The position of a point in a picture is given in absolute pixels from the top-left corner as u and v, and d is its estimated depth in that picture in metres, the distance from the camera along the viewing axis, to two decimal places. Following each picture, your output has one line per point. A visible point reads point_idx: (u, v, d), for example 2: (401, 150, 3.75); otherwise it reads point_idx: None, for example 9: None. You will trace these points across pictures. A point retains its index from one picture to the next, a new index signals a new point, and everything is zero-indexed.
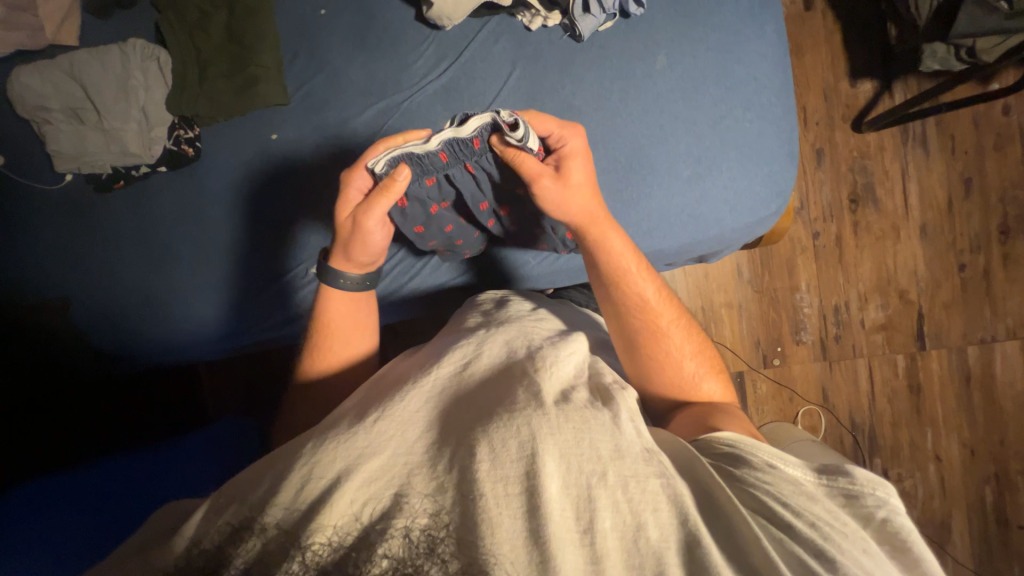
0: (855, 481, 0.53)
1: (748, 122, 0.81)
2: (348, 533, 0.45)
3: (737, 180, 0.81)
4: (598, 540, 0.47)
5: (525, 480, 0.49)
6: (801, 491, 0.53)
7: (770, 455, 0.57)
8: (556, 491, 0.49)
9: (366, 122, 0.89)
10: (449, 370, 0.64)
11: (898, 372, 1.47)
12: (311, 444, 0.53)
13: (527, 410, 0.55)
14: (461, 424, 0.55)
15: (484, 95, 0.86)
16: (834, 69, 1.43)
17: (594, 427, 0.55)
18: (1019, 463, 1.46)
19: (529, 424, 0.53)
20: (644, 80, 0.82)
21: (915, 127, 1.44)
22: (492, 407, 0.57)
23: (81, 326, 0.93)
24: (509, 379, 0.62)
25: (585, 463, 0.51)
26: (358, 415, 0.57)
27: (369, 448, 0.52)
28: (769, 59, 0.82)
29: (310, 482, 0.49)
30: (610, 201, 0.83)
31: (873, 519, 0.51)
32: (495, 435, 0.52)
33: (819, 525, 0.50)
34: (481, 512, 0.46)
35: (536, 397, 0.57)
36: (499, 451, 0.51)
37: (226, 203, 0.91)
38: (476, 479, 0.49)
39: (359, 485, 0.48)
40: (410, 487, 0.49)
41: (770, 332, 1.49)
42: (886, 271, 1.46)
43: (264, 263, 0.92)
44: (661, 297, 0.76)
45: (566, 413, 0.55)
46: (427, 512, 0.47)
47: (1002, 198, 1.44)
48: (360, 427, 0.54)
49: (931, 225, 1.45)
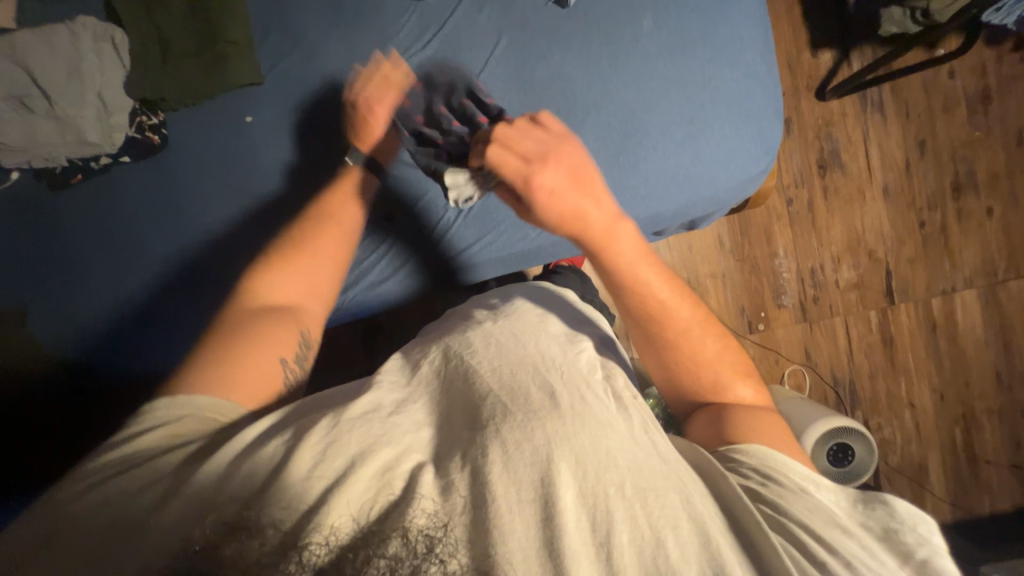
0: (895, 514, 0.50)
1: (736, 82, 0.83)
2: (346, 534, 0.43)
3: (729, 140, 0.83)
4: (614, 556, 0.44)
5: (538, 486, 0.46)
6: (837, 526, 0.48)
7: (803, 478, 0.53)
8: (571, 501, 0.46)
9: (349, 100, 0.85)
10: (457, 359, 0.59)
11: (872, 327, 1.55)
12: (323, 421, 0.51)
13: (543, 412, 0.51)
14: (472, 423, 0.51)
15: (472, 66, 0.84)
16: (797, 41, 1.48)
17: (610, 433, 0.51)
18: (983, 402, 1.56)
19: (545, 428, 0.49)
20: (632, 44, 0.82)
21: (873, 94, 1.52)
22: (503, 403, 0.52)
23: (41, 335, 0.84)
24: (521, 374, 0.55)
25: (602, 470, 0.48)
26: (373, 403, 0.53)
27: (386, 439, 0.49)
28: (751, 19, 0.83)
29: (314, 470, 0.46)
30: (607, 167, 0.83)
31: (914, 558, 0.47)
32: (507, 436, 0.49)
33: (851, 561, 0.46)
34: (493, 519, 0.45)
35: (552, 398, 0.52)
36: (512, 454, 0.48)
37: (201, 193, 0.85)
38: (488, 482, 0.46)
39: (370, 478, 0.46)
40: (415, 493, 0.46)
41: (753, 298, 1.54)
42: (855, 232, 1.54)
43: (246, 255, 0.86)
44: (697, 317, 0.69)
45: (581, 415, 0.51)
46: (434, 514, 0.45)
47: (953, 157, 1.53)
48: (374, 415, 0.51)
49: (893, 186, 1.53)
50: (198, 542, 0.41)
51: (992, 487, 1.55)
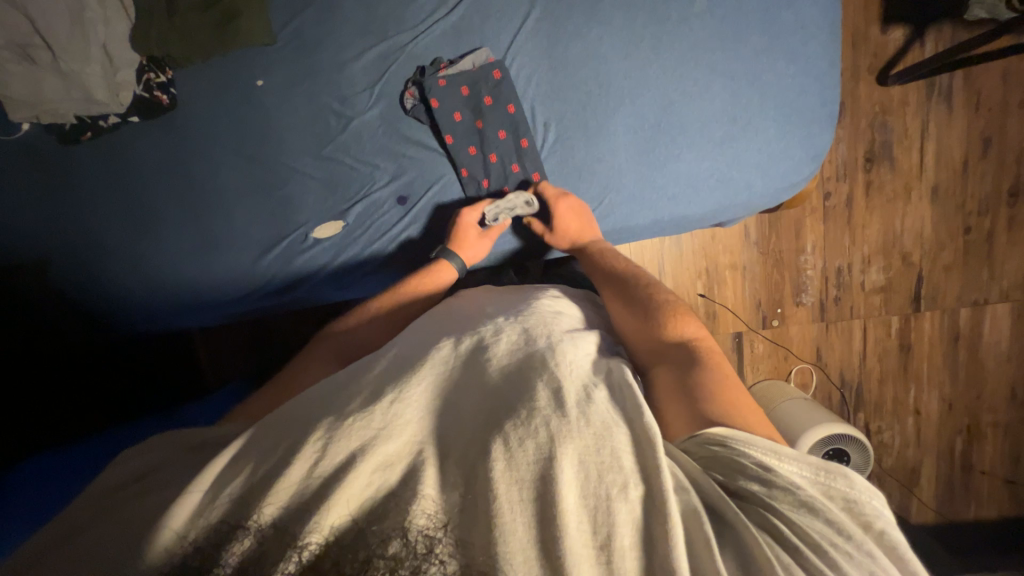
0: (854, 485, 0.45)
1: (791, 77, 0.74)
2: (345, 530, 0.43)
3: (772, 143, 0.76)
4: (616, 560, 0.40)
5: (538, 488, 0.43)
6: (799, 500, 0.43)
7: (764, 450, 0.47)
8: (573, 501, 0.42)
9: (366, 68, 0.79)
10: (466, 354, 0.57)
11: (891, 332, 1.51)
12: (325, 420, 0.48)
13: (547, 411, 0.47)
14: (479, 420, 0.49)
15: (500, 38, 0.77)
16: (867, 13, 1.32)
17: (618, 433, 0.47)
18: (992, 416, 1.54)
19: (548, 427, 0.46)
20: (681, 25, 0.73)
21: (942, 80, 1.37)
22: (510, 402, 0.49)
23: (60, 291, 0.85)
24: (528, 371, 0.53)
25: (607, 471, 0.44)
26: (375, 391, 0.50)
27: (384, 432, 0.46)
28: (820, 3, 0.73)
29: (318, 472, 0.44)
30: (635, 164, 0.77)
31: (874, 528, 0.43)
32: (508, 433, 0.46)
33: (816, 543, 0.41)
34: (495, 520, 0.42)
35: (558, 398, 0.48)
36: (514, 452, 0.45)
37: (212, 160, 0.82)
38: (491, 481, 0.43)
39: (374, 473, 0.44)
40: (417, 485, 0.44)
41: (771, 293, 1.49)
42: (892, 233, 1.45)
43: (260, 227, 0.85)
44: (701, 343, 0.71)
45: (588, 417, 0.47)
46: (437, 509, 0.44)
47: (1017, 159, 1.40)
48: (373, 409, 0.48)
49: (944, 186, 1.42)
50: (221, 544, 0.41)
51: (982, 498, 1.56)
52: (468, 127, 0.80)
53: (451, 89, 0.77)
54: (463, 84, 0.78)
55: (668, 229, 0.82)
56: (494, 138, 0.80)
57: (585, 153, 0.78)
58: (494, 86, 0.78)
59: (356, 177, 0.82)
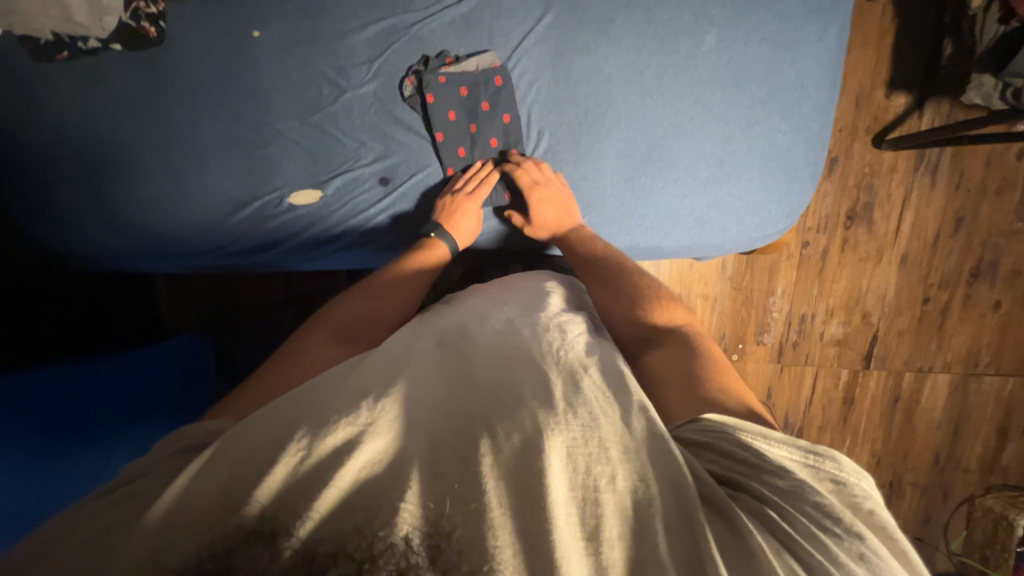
0: (841, 467, 0.49)
1: (782, 133, 0.76)
2: (347, 524, 0.41)
3: (754, 193, 0.78)
4: (604, 548, 0.41)
5: (528, 479, 0.44)
6: (790, 484, 0.47)
7: (754, 438, 0.51)
8: (562, 493, 0.44)
9: (367, 41, 0.76)
10: (457, 347, 0.60)
11: (839, 384, 1.58)
12: (308, 418, 0.47)
13: (536, 407, 0.49)
14: (475, 414, 0.49)
15: (507, 38, 0.75)
16: (875, 75, 1.34)
17: (604, 425, 0.49)
18: (915, 476, 1.62)
19: (535, 420, 0.48)
20: (687, 61, 0.73)
21: (931, 154, 1.41)
22: (500, 397, 0.51)
23: (14, 217, 0.82)
24: (518, 369, 0.55)
25: (594, 464, 0.46)
26: (360, 389, 0.51)
27: (371, 427, 0.46)
28: (823, 65, 0.74)
29: (306, 467, 0.43)
30: (619, 190, 0.78)
31: (861, 509, 0.47)
32: (500, 429, 0.47)
33: (805, 527, 0.44)
34: (484, 512, 0.42)
35: (546, 396, 0.50)
36: (500, 445, 0.46)
37: (193, 106, 0.79)
38: (481, 474, 0.44)
39: (364, 467, 0.44)
40: (405, 479, 0.44)
41: (736, 328, 1.54)
42: (858, 291, 1.51)
43: (235, 184, 0.83)
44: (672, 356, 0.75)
45: (574, 411, 0.49)
46: (427, 514, 0.42)
47: (985, 242, 1.46)
48: (359, 406, 0.48)
49: (913, 255, 1.48)
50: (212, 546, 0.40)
51: None
52: (461, 129, 0.80)
53: (450, 89, 0.76)
54: (462, 85, 0.77)
55: (641, 257, 0.84)
56: (485, 146, 0.81)
57: (573, 168, 0.78)
58: (494, 93, 0.77)
59: (341, 150, 0.80)
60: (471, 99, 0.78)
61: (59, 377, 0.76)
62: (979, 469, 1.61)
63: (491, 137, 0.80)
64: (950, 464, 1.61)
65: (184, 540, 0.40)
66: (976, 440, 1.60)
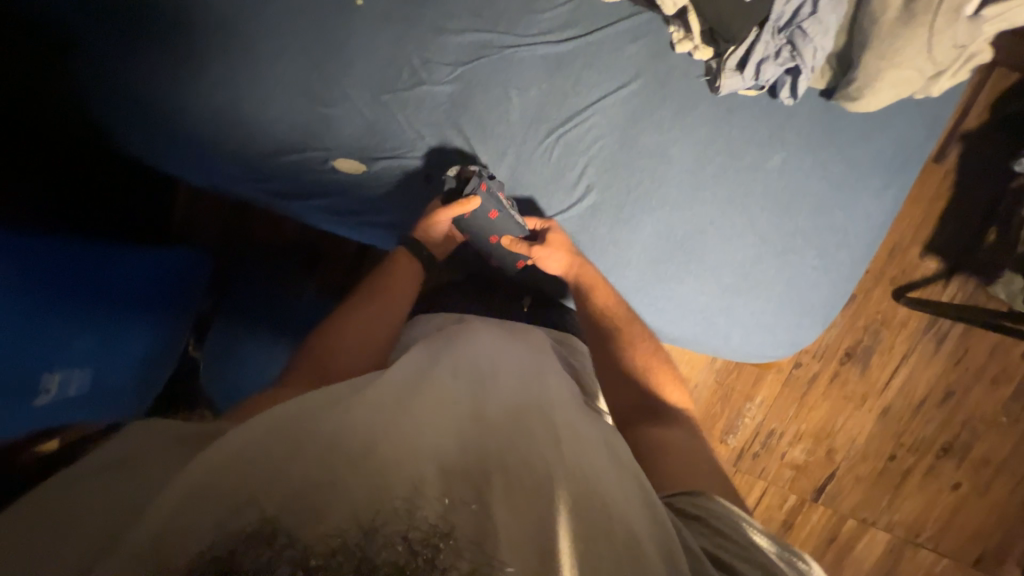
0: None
1: (811, 268, 0.77)
2: (343, 521, 0.40)
3: (764, 314, 0.79)
4: None
5: (537, 521, 0.43)
6: (773, 568, 0.45)
7: (739, 522, 0.51)
8: (569, 544, 0.42)
9: (460, 46, 0.77)
10: (470, 378, 0.61)
11: (783, 507, 1.59)
12: (326, 425, 0.49)
13: (544, 454, 0.49)
14: (478, 444, 0.49)
15: (591, 90, 0.76)
16: (916, 232, 1.36)
17: (609, 488, 0.49)
18: None
19: (546, 466, 0.48)
20: (750, 170, 0.75)
21: (943, 324, 1.42)
22: (505, 435, 0.51)
23: (79, 81, 0.85)
24: (526, 416, 0.55)
25: (600, 522, 0.44)
26: (379, 403, 0.52)
27: (385, 438, 0.47)
28: (869, 221, 0.77)
29: (318, 464, 0.44)
30: (640, 268, 0.79)
31: None
32: (510, 463, 0.47)
33: None
34: (493, 532, 0.41)
35: (556, 448, 0.51)
36: (511, 482, 0.46)
37: (276, 42, 0.81)
38: (490, 503, 0.43)
39: (374, 470, 0.44)
40: (414, 487, 0.43)
41: (704, 420, 1.56)
42: (831, 425, 1.52)
43: (288, 129, 0.83)
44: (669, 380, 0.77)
45: (578, 466, 0.50)
46: (434, 519, 0.41)
47: (964, 423, 1.47)
48: (375, 418, 0.50)
49: (893, 410, 1.49)
50: (212, 545, 0.38)
51: None
52: (518, 158, 0.79)
53: (519, 159, 0.79)
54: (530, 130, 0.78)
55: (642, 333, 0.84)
56: (533, 179, 0.79)
57: (607, 232, 0.79)
58: (548, 184, 0.79)
59: (398, 134, 0.81)
60: (538, 140, 0.78)
61: (68, 267, 0.72)
62: None
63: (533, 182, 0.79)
64: None
65: (188, 534, 0.39)
66: None
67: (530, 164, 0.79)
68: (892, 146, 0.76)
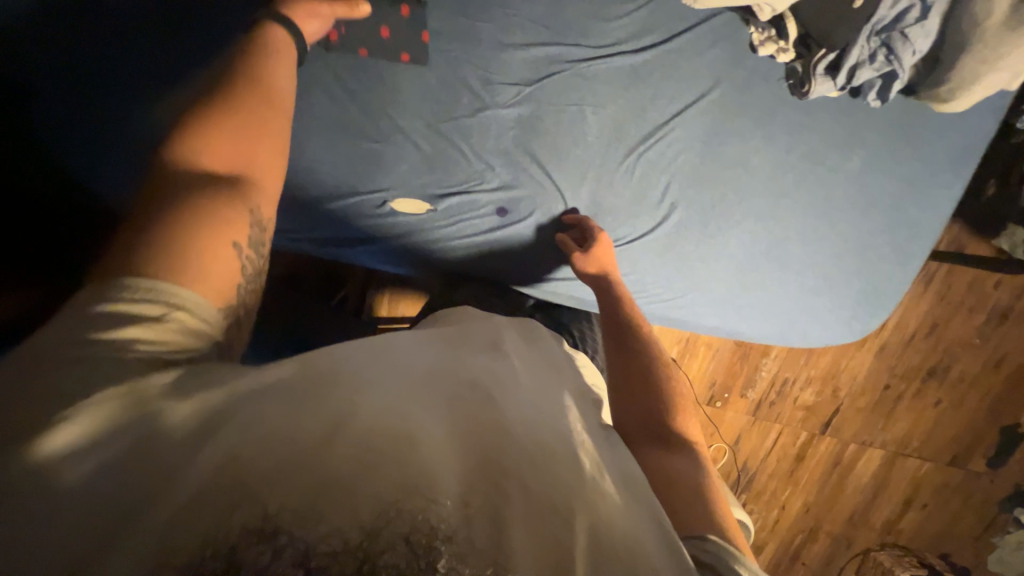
0: None
1: (884, 262, 0.98)
2: (352, 530, 0.42)
3: (841, 304, 1.01)
4: None
5: (552, 532, 0.46)
6: None
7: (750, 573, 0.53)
8: (574, 541, 0.46)
9: (529, 62, 0.90)
10: (482, 369, 0.63)
11: (796, 443, 1.77)
12: (342, 418, 0.49)
13: (553, 450, 0.53)
14: (490, 443, 0.52)
15: (670, 102, 0.90)
16: None
17: (610, 490, 0.53)
18: (830, 527, 1.88)
19: (557, 469, 0.51)
20: (824, 174, 0.93)
21: (931, 265, 1.55)
22: (519, 429, 0.54)
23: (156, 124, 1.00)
24: (540, 411, 0.58)
25: (600, 521, 0.49)
26: (389, 400, 0.53)
27: (402, 443, 0.48)
28: (927, 210, 0.95)
29: (326, 468, 0.46)
30: (740, 272, 0.98)
31: None
32: (524, 464, 0.50)
33: None
34: (503, 537, 0.45)
35: (568, 446, 0.54)
36: (522, 483, 0.49)
37: (385, 77, 0.92)
38: (495, 506, 0.46)
39: (382, 481, 0.45)
40: (427, 493, 0.45)
41: (726, 379, 1.68)
42: (837, 367, 1.67)
43: (412, 166, 0.96)
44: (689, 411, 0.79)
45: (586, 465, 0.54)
46: (443, 526, 0.44)
47: (946, 349, 1.66)
48: (387, 419, 0.50)
49: (888, 347, 1.66)
50: (214, 542, 0.41)
51: None
52: (606, 173, 0.94)
53: (623, 178, 0.94)
54: (627, 147, 0.92)
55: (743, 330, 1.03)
56: (627, 197, 0.95)
57: (709, 249, 0.97)
58: (650, 203, 0.95)
59: (469, 164, 0.94)
60: (629, 154, 0.92)
61: None
62: (880, 530, 1.89)
63: (632, 207, 0.95)
64: (861, 523, 1.88)
65: (197, 527, 0.42)
66: (885, 506, 1.86)
67: (630, 186, 0.94)
68: (931, 144, 0.91)
